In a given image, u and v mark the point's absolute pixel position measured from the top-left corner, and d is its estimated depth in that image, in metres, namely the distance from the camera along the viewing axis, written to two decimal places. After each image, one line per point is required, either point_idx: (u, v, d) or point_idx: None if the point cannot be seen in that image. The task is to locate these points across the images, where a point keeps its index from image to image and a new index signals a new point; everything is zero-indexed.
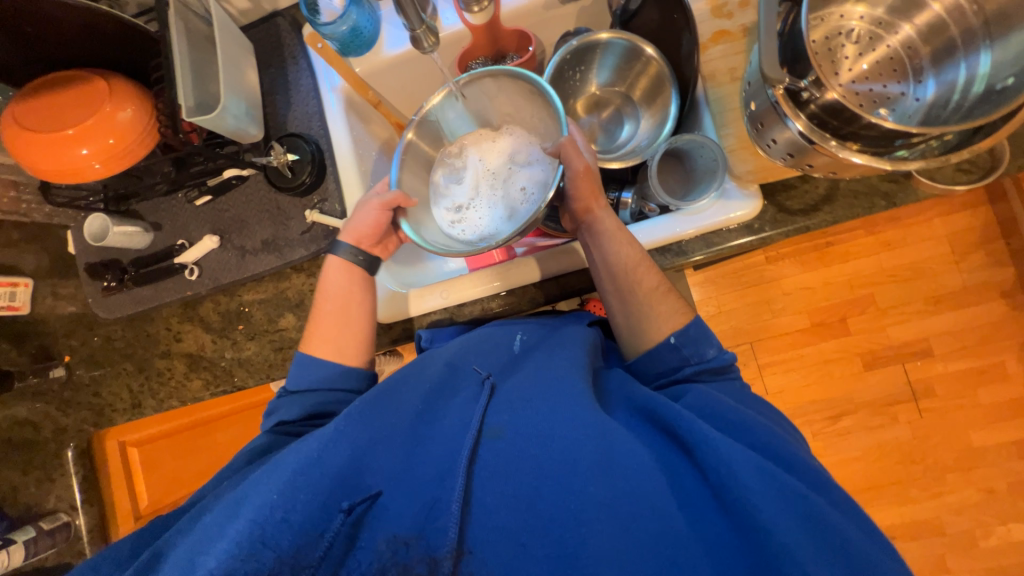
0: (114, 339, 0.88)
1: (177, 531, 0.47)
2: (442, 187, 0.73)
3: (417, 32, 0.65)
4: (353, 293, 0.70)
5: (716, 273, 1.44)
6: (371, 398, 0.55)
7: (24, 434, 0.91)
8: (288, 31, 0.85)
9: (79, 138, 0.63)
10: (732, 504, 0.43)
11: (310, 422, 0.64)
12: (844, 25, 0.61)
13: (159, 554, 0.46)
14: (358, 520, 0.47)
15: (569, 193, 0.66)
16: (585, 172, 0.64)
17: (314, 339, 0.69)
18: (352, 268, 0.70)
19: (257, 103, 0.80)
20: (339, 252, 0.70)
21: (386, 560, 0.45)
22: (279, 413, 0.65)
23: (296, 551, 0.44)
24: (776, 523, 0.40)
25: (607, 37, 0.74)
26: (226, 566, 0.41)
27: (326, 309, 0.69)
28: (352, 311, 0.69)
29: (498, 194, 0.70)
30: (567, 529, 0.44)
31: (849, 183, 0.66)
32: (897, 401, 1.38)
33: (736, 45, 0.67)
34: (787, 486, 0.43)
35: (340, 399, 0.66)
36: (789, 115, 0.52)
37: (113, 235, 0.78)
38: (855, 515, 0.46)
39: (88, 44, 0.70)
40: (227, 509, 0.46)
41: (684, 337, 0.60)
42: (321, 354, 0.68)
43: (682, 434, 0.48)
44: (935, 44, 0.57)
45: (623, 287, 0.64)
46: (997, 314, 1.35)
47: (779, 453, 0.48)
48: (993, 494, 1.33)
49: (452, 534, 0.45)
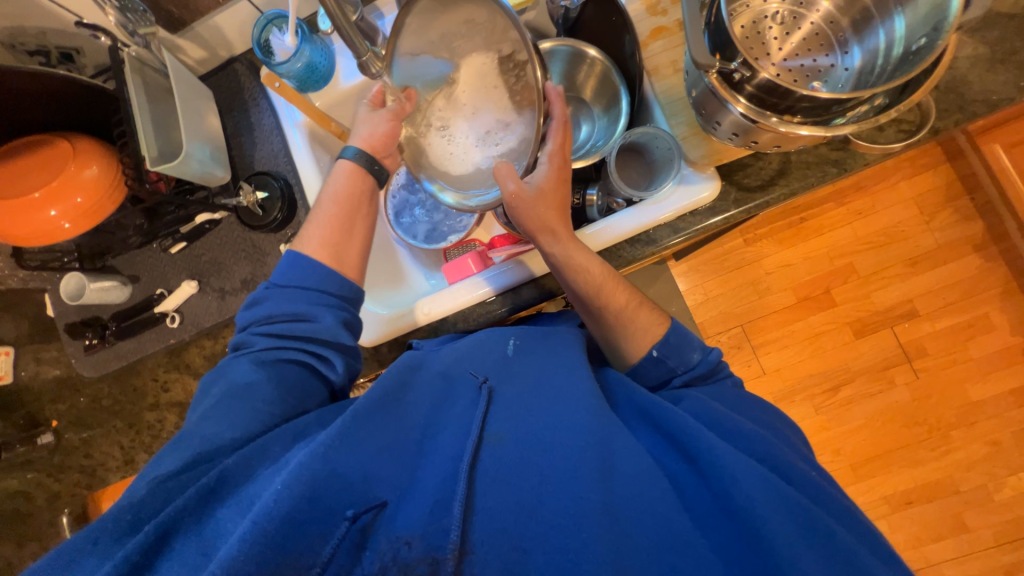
0: (101, 398, 0.86)
1: (185, 508, 0.43)
2: (433, 116, 0.71)
3: (363, 58, 0.63)
4: (357, 197, 0.69)
5: (698, 261, 1.47)
6: (376, 402, 0.51)
7: (15, 506, 0.88)
8: (246, 75, 0.87)
9: (46, 200, 0.64)
10: (734, 511, 0.44)
11: (292, 323, 0.59)
12: (765, 9, 0.63)
13: (166, 533, 0.42)
14: (364, 528, 0.45)
15: (518, 222, 0.66)
16: (532, 202, 0.64)
17: (308, 241, 0.65)
18: (361, 175, 0.69)
19: (221, 146, 0.82)
20: (347, 157, 0.69)
21: (387, 560, 0.43)
22: (265, 306, 0.60)
23: (297, 554, 0.40)
24: (779, 533, 0.41)
25: (550, 45, 0.77)
26: (227, 566, 0.37)
27: (323, 217, 0.66)
28: (355, 223, 0.68)
29: (466, 137, 0.70)
30: (568, 535, 0.43)
31: (801, 155, 0.69)
32: (893, 365, 1.39)
33: (674, 39, 0.70)
34: (791, 498, 0.43)
35: (329, 302, 0.62)
36: (728, 100, 0.54)
37: (90, 292, 0.78)
38: (859, 529, 0.46)
39: (49, 109, 0.72)
40: (241, 505, 0.44)
41: (666, 349, 0.62)
42: (313, 254, 0.64)
43: (686, 441, 0.50)
44: (853, 15, 0.60)
45: (594, 310, 0.65)
46: (974, 267, 1.39)
47: (779, 464, 0.48)
48: (999, 446, 1.34)
49: (453, 534, 0.44)
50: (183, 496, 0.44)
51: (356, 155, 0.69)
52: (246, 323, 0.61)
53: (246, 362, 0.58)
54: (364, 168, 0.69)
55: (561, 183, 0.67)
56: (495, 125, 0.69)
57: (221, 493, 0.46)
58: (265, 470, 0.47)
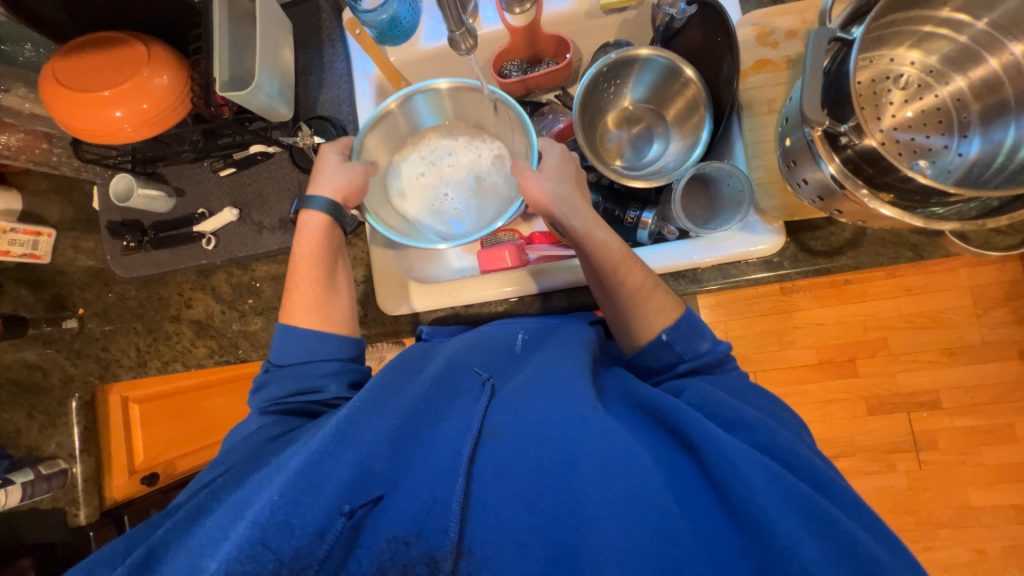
0: (128, 298, 0.90)
1: (172, 531, 0.46)
2: (423, 182, 0.78)
3: (455, 34, 0.59)
4: (321, 253, 0.68)
5: (728, 297, 1.42)
6: (372, 393, 0.53)
7: (32, 378, 0.92)
8: (328, 12, 0.85)
9: (113, 100, 0.64)
10: (736, 503, 0.41)
11: (303, 398, 0.62)
12: (892, 69, 0.61)
13: (154, 554, 0.45)
14: (358, 523, 0.45)
15: (529, 200, 0.65)
16: (545, 175, 0.65)
17: (296, 310, 0.66)
18: (326, 227, 0.69)
19: (291, 82, 0.80)
20: (316, 207, 0.68)
21: (385, 561, 0.43)
22: (270, 389, 0.63)
23: (295, 552, 0.42)
24: (777, 517, 0.39)
25: (647, 54, 0.71)
26: (226, 567, 0.39)
27: (304, 281, 0.67)
28: (337, 274, 0.69)
29: (436, 199, 0.78)
30: (566, 529, 0.42)
31: (877, 231, 0.64)
32: (898, 450, 1.35)
33: (777, 76, 0.66)
34: (790, 482, 0.41)
35: (332, 370, 0.63)
36: (823, 157, 0.51)
37: (136, 198, 0.79)
38: (865, 517, 0.42)
39: (132, 10, 0.70)
40: (228, 511, 0.44)
41: (676, 333, 0.58)
42: (306, 323, 0.66)
43: (687, 431, 0.46)
44: (987, 101, 0.57)
45: (609, 287, 0.61)
46: (1012, 373, 1.32)
47: (779, 451, 0.45)
48: (984, 555, 1.31)
49: (453, 532, 0.43)
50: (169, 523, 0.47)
51: (325, 204, 0.68)
52: (254, 411, 0.63)
53: (256, 419, 0.62)
54: (334, 219, 0.69)
55: (570, 161, 0.68)
56: (477, 193, 0.78)
57: (210, 506, 0.48)
58: (254, 474, 0.49)
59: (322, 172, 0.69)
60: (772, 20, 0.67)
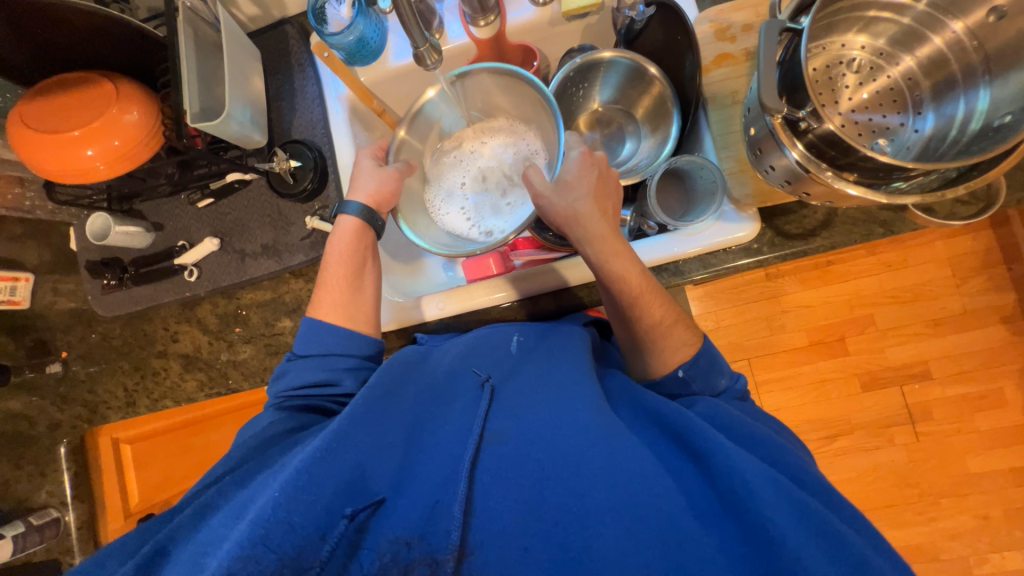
0: (112, 337, 0.88)
1: (180, 526, 0.44)
2: (455, 191, 0.79)
3: (419, 49, 0.60)
4: (356, 255, 0.69)
5: (715, 287, 1.44)
6: (370, 400, 0.52)
7: (16, 428, 0.90)
8: (296, 39, 0.86)
9: (84, 139, 0.64)
10: (744, 515, 0.39)
11: (320, 390, 0.63)
12: (844, 54, 0.63)
13: (162, 551, 0.43)
14: (360, 526, 0.44)
15: (545, 217, 0.64)
16: (562, 191, 0.62)
17: (321, 304, 0.67)
18: (357, 234, 0.69)
19: (262, 109, 0.81)
20: (351, 212, 0.69)
21: (386, 560, 0.42)
22: (290, 377, 0.64)
23: (296, 552, 0.40)
24: (788, 535, 0.37)
25: (611, 56, 0.73)
26: (228, 565, 0.37)
27: (335, 275, 0.68)
28: (365, 276, 0.69)
29: (473, 200, 0.78)
30: (569, 531, 0.41)
31: (846, 211, 0.66)
32: (894, 424, 1.37)
33: (738, 69, 0.68)
34: (796, 498, 0.40)
35: (350, 364, 0.64)
36: (785, 144, 0.52)
37: (114, 235, 0.78)
38: (871, 536, 0.42)
39: (96, 48, 0.70)
40: (232, 511, 0.44)
41: (694, 371, 0.58)
42: (330, 318, 0.66)
43: (694, 439, 0.46)
44: (936, 78, 0.59)
45: (630, 321, 0.61)
46: (996, 339, 1.35)
47: (788, 468, 0.46)
48: (988, 521, 1.32)
49: (454, 535, 0.42)
50: (177, 519, 0.46)
51: (358, 209, 0.69)
52: (272, 399, 0.64)
53: (270, 413, 0.61)
54: (367, 222, 0.70)
55: (592, 169, 0.62)
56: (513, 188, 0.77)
57: (214, 503, 0.47)
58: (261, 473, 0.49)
59: (359, 177, 0.71)
60: (727, 15, 0.69)
